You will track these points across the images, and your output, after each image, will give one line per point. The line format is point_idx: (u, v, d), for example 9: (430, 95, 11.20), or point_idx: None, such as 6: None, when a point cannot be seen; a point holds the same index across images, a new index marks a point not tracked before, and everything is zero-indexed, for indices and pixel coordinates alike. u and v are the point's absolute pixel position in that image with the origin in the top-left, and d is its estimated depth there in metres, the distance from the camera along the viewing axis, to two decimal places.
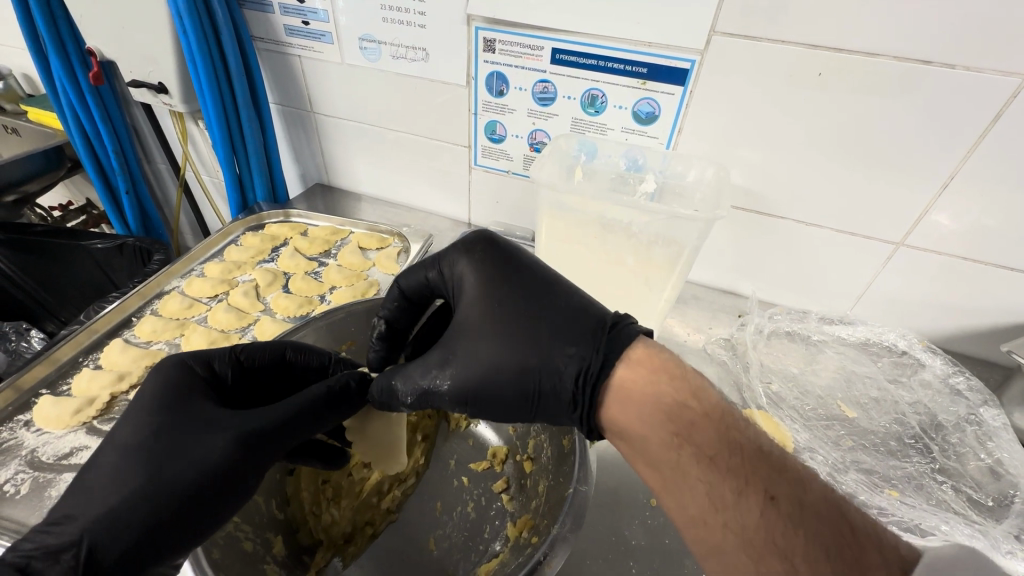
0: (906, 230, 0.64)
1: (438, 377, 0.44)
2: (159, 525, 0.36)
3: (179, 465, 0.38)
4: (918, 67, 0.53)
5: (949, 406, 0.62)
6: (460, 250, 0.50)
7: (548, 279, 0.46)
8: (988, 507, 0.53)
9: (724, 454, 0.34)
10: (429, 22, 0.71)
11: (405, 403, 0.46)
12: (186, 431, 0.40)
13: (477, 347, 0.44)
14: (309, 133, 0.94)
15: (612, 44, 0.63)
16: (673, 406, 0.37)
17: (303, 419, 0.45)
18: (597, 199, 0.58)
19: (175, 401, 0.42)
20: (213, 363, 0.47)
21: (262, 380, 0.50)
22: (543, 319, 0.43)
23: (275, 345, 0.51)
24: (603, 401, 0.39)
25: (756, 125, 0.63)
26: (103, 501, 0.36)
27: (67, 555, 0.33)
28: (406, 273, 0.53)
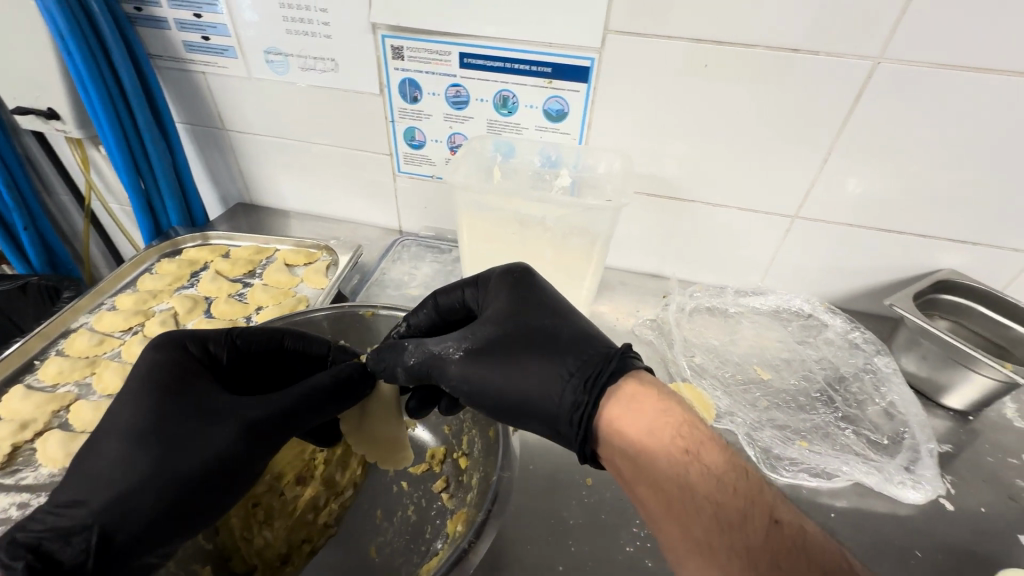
0: (798, 203, 0.70)
1: (452, 345, 0.48)
2: (165, 509, 0.38)
3: (194, 448, 0.40)
4: (788, 55, 0.59)
5: (850, 360, 0.68)
6: (498, 274, 0.54)
7: (564, 307, 0.50)
8: (885, 446, 0.58)
9: (730, 477, 0.38)
10: (336, 33, 0.70)
11: (409, 362, 0.49)
12: (192, 415, 0.42)
13: (495, 342, 0.47)
14: (223, 151, 0.91)
15: (514, 46, 0.65)
16: (681, 424, 0.41)
17: (308, 406, 0.47)
18: (512, 197, 0.60)
19: (177, 386, 0.43)
20: (210, 345, 0.48)
21: (253, 367, 0.51)
22: (560, 333, 0.46)
23: (273, 332, 0.52)
24: (609, 412, 0.42)
25: (657, 117, 0.67)
26: (113, 485, 0.38)
27: (78, 539, 0.35)
28: (445, 291, 0.56)
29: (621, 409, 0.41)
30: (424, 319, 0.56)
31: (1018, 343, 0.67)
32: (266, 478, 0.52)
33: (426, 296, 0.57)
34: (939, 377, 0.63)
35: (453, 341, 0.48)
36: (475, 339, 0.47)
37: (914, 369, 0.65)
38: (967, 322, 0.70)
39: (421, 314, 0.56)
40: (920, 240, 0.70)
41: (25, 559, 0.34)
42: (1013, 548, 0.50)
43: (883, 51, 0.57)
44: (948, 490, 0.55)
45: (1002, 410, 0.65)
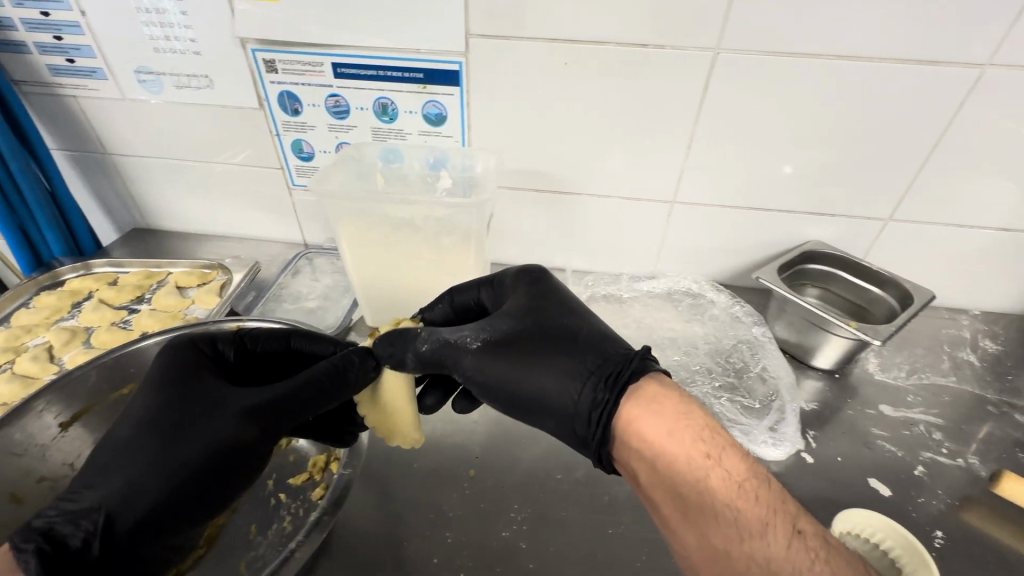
0: (673, 189, 0.74)
1: (471, 334, 0.50)
2: (168, 498, 0.41)
3: (198, 436, 0.44)
4: (638, 50, 0.62)
5: (731, 333, 0.72)
6: (516, 276, 0.56)
7: (580, 309, 0.53)
8: (756, 409, 0.61)
9: (749, 481, 0.41)
10: (204, 49, 0.70)
11: (420, 349, 0.51)
12: (198, 405, 0.45)
13: (514, 334, 0.49)
14: (109, 176, 0.88)
15: (384, 54, 0.67)
16: (702, 429, 0.43)
17: (310, 393, 0.49)
18: (376, 199, 0.58)
19: (185, 380, 0.47)
20: (218, 342, 0.52)
21: (260, 364, 0.55)
22: (579, 334, 0.49)
23: (282, 332, 0.56)
24: (627, 413, 0.45)
25: (529, 114, 0.69)
26: (120, 473, 0.41)
27: (88, 521, 0.38)
28: (461, 289, 0.58)
29: (642, 412, 0.44)
30: (438, 315, 0.58)
31: (876, 303, 0.72)
32: None
33: (442, 294, 0.59)
34: (806, 340, 0.68)
35: (470, 330, 0.50)
36: (495, 330, 0.50)
37: (784, 336, 0.70)
38: (832, 288, 0.75)
39: (436, 310, 0.57)
40: (786, 215, 0.75)
41: (37, 541, 0.37)
42: (863, 491, 0.54)
43: (719, 42, 0.61)
44: (809, 444, 0.59)
45: (866, 365, 0.70)
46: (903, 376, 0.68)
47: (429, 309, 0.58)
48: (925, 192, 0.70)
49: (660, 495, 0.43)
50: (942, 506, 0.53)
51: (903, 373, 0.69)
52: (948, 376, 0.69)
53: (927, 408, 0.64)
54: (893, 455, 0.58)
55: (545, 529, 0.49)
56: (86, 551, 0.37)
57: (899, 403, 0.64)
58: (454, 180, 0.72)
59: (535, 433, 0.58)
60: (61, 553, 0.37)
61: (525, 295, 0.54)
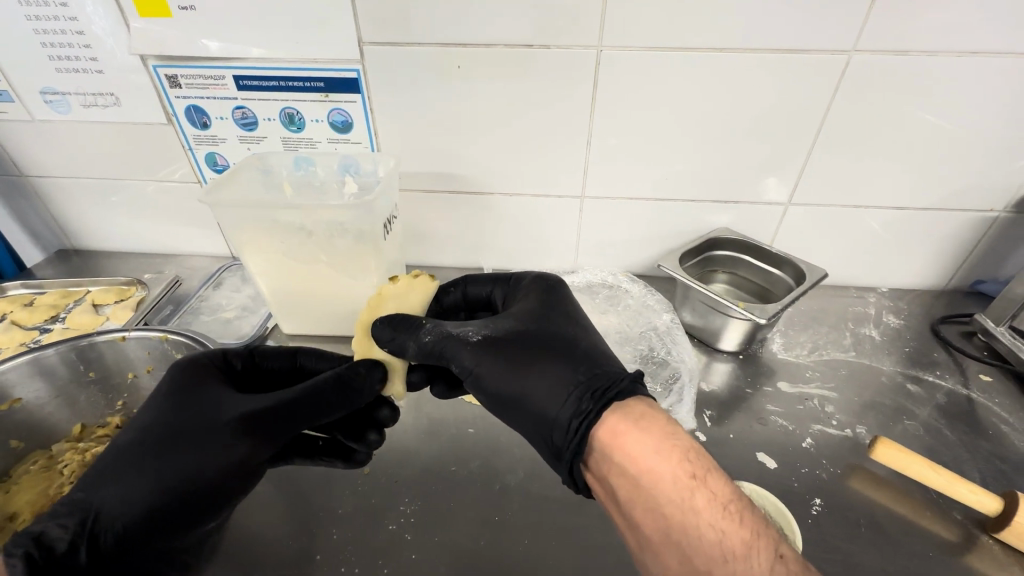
0: (581, 185, 0.76)
1: (472, 329, 0.52)
2: (160, 509, 0.40)
3: (194, 442, 0.44)
4: (527, 51, 0.64)
5: (642, 321, 0.74)
6: (522, 294, 0.59)
7: (580, 329, 0.54)
8: (657, 393, 0.63)
9: (733, 504, 0.40)
10: (106, 68, 0.70)
11: (423, 340, 0.53)
12: (200, 414, 0.46)
13: (510, 340, 0.51)
14: (28, 198, 0.87)
15: (282, 65, 0.68)
16: (689, 450, 0.42)
17: (311, 403, 0.49)
18: (261, 206, 0.58)
19: (193, 391, 0.48)
20: (229, 356, 0.55)
21: (268, 378, 0.57)
22: (575, 349, 0.50)
23: (288, 349, 0.58)
24: (610, 426, 0.44)
25: (430, 117, 0.71)
26: (116, 480, 0.41)
27: (79, 525, 0.38)
28: (475, 282, 0.64)
29: (628, 428, 0.43)
30: (453, 299, 0.64)
31: (776, 283, 0.76)
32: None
33: (461, 278, 0.65)
34: (710, 324, 0.70)
35: (473, 325, 0.52)
36: (496, 330, 0.52)
37: (691, 321, 0.72)
38: (738, 271, 0.79)
39: (452, 295, 0.63)
40: (692, 205, 0.78)
41: (25, 547, 0.36)
42: (751, 464, 0.56)
43: (601, 40, 0.63)
44: (704, 423, 0.61)
45: (771, 345, 0.72)
46: (805, 354, 0.71)
47: (444, 292, 0.64)
48: (817, 177, 0.73)
49: (637, 515, 0.41)
50: (825, 476, 0.55)
51: (805, 351, 0.71)
52: (848, 351, 0.71)
53: (823, 382, 0.66)
54: (784, 429, 0.60)
55: (432, 521, 0.50)
56: (73, 557, 0.36)
57: (797, 379, 0.67)
58: (357, 185, 0.74)
59: (436, 428, 0.59)
60: (48, 559, 0.36)
61: (529, 305, 0.56)
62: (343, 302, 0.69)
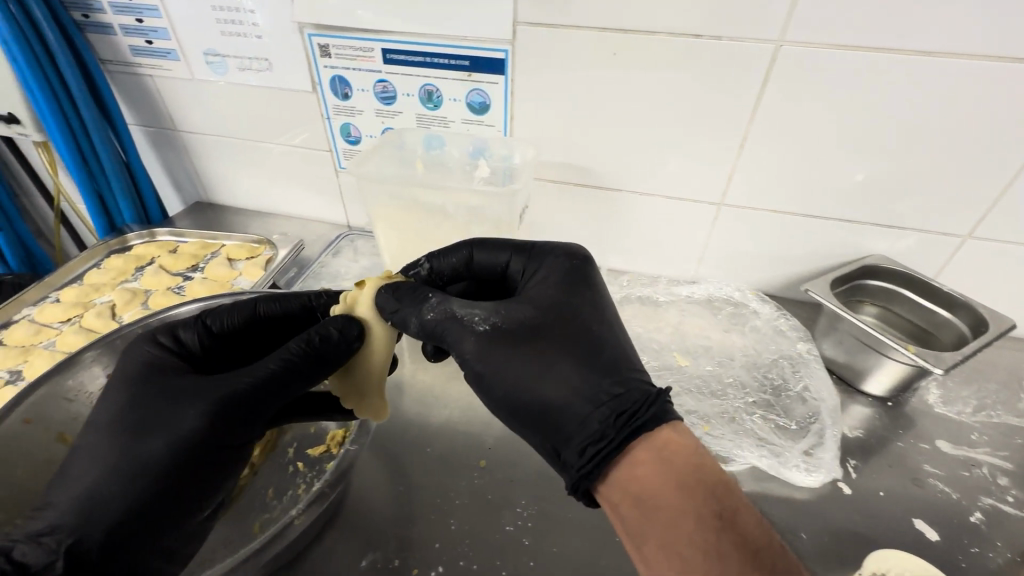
0: (723, 190, 0.70)
1: (479, 319, 0.48)
2: (130, 508, 0.40)
3: (159, 433, 0.42)
4: (693, 41, 0.59)
5: (772, 346, 0.68)
6: (546, 269, 0.54)
7: (602, 326, 0.50)
8: (792, 431, 0.57)
9: (763, 550, 0.38)
10: (265, 33, 0.73)
11: (424, 316, 0.50)
12: (160, 401, 0.44)
13: (523, 334, 0.48)
14: (177, 151, 0.94)
15: (432, 40, 0.67)
16: (715, 486, 0.41)
17: (284, 372, 0.47)
18: (413, 185, 0.61)
19: (146, 377, 0.46)
20: (179, 331, 0.51)
21: (235, 344, 0.55)
22: (600, 353, 0.47)
23: (243, 305, 0.54)
24: (633, 455, 0.42)
25: (570, 104, 0.68)
26: (76, 488, 0.41)
27: (49, 539, 0.38)
28: (489, 247, 0.57)
29: (649, 456, 0.42)
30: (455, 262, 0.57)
31: (941, 327, 0.68)
32: None
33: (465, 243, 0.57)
34: (856, 363, 0.62)
35: (480, 311, 0.48)
36: (507, 320, 0.48)
37: (832, 355, 0.65)
38: (893, 307, 0.71)
39: (450, 259, 0.56)
40: (846, 225, 0.69)
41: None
42: (904, 531, 0.50)
43: (782, 34, 0.56)
44: (848, 474, 0.54)
45: (926, 396, 0.63)
46: (969, 412, 0.62)
47: (444, 257, 0.57)
48: (1014, 210, 0.63)
49: (651, 550, 0.39)
50: (998, 561, 0.48)
51: (969, 410, 0.62)
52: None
53: (993, 450, 0.57)
54: (945, 496, 0.53)
55: (550, 529, 0.48)
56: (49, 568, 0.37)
57: (960, 441, 0.58)
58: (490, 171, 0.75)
59: None
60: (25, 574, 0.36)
61: (553, 288, 0.52)
62: None
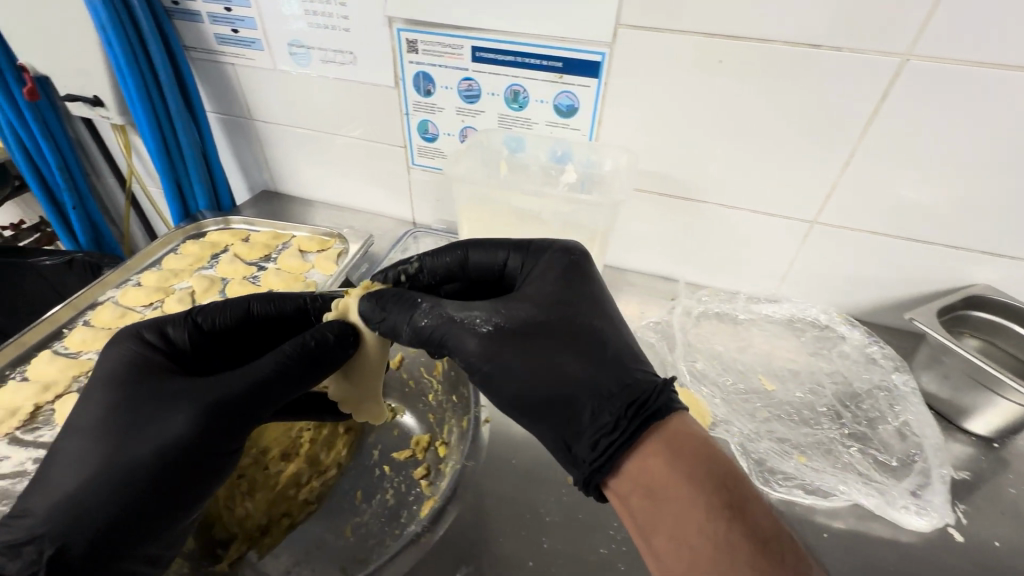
0: (819, 208, 0.67)
1: (479, 318, 0.48)
2: (116, 516, 0.41)
3: (146, 439, 0.43)
4: (809, 51, 0.56)
5: (865, 376, 0.65)
6: (548, 263, 0.53)
7: (603, 323, 0.49)
8: (893, 467, 0.54)
9: (773, 543, 0.36)
10: (354, 26, 0.72)
11: (418, 323, 0.49)
12: (148, 404, 0.45)
13: (523, 329, 0.47)
14: (250, 140, 0.95)
15: (527, 40, 0.65)
16: (727, 477, 0.39)
17: (277, 376, 0.48)
18: (507, 189, 0.60)
19: (135, 378, 0.47)
20: (168, 329, 0.52)
21: (222, 343, 0.55)
22: (603, 349, 0.46)
23: (236, 304, 0.55)
24: (642, 449, 0.41)
25: (665, 111, 0.65)
26: (61, 494, 0.41)
27: (30, 548, 0.39)
28: (482, 247, 0.56)
29: (660, 447, 0.41)
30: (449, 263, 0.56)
31: None
32: (251, 453, 0.56)
33: (457, 244, 0.57)
34: (961, 400, 0.59)
35: (480, 312, 0.48)
36: (507, 316, 0.48)
37: (933, 389, 0.61)
38: (997, 342, 0.67)
39: (444, 260, 0.56)
40: (951, 252, 0.65)
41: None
42: None
43: (912, 47, 0.53)
44: (959, 520, 0.52)
45: None
46: None
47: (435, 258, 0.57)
48: None
49: (661, 543, 0.38)
50: None
51: None
52: None
53: None
54: None
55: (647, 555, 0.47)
56: None
57: None
58: (578, 177, 0.73)
59: None
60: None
61: (552, 284, 0.51)
62: None
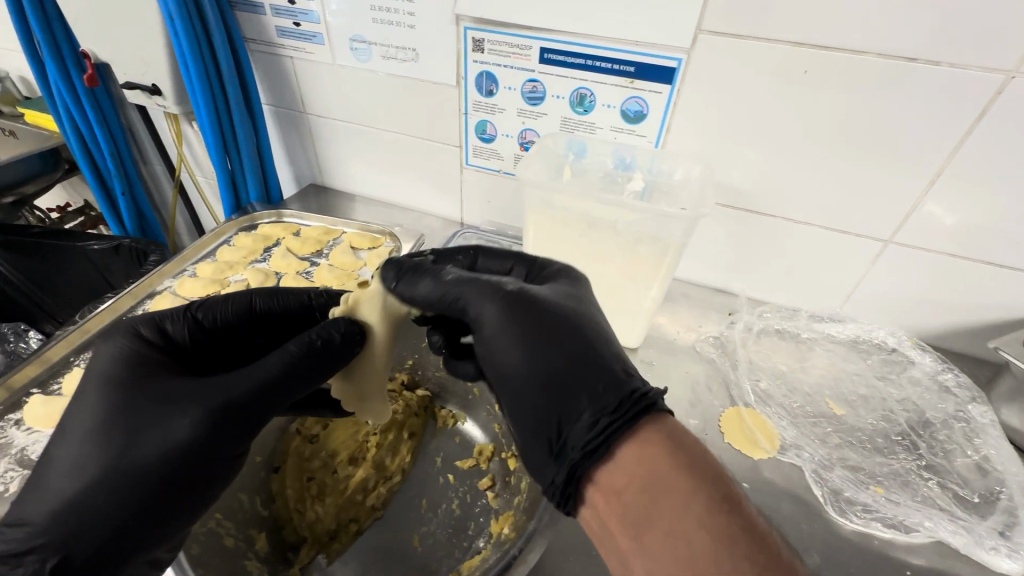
0: (895, 227, 0.64)
1: (506, 279, 0.48)
2: (121, 520, 0.41)
3: (148, 441, 0.42)
4: (903, 64, 0.54)
5: (938, 404, 0.62)
6: (554, 269, 0.53)
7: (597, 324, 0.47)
8: (975, 504, 0.52)
9: (767, 543, 0.33)
10: (419, 23, 0.71)
11: (444, 276, 0.49)
12: (149, 405, 0.43)
13: (525, 307, 0.46)
14: (302, 134, 0.94)
15: (599, 43, 0.64)
16: (718, 478, 0.37)
17: (287, 375, 0.48)
18: (581, 197, 0.57)
19: (134, 376, 0.45)
20: (168, 324, 0.51)
21: (221, 337, 0.55)
22: (593, 348, 0.44)
23: (238, 300, 0.55)
24: (634, 443, 0.38)
25: (739, 121, 0.63)
26: (62, 497, 0.40)
27: (31, 557, 0.39)
28: (489, 254, 0.55)
29: (659, 438, 0.38)
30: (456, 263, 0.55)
31: None
32: (320, 457, 0.63)
33: (468, 246, 0.56)
34: None
35: (512, 279, 0.48)
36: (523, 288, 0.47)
37: (1014, 423, 0.58)
38: None
39: (456, 256, 0.55)
40: None
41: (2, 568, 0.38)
42: None
43: (1020, 64, 0.50)
44: None
45: None
46: None
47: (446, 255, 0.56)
48: None
49: (651, 540, 0.35)
50: None
51: None
52: None
53: None
54: None
55: None
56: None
57: None
58: (644, 185, 0.71)
59: None
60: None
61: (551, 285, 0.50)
62: (615, 311, 0.66)
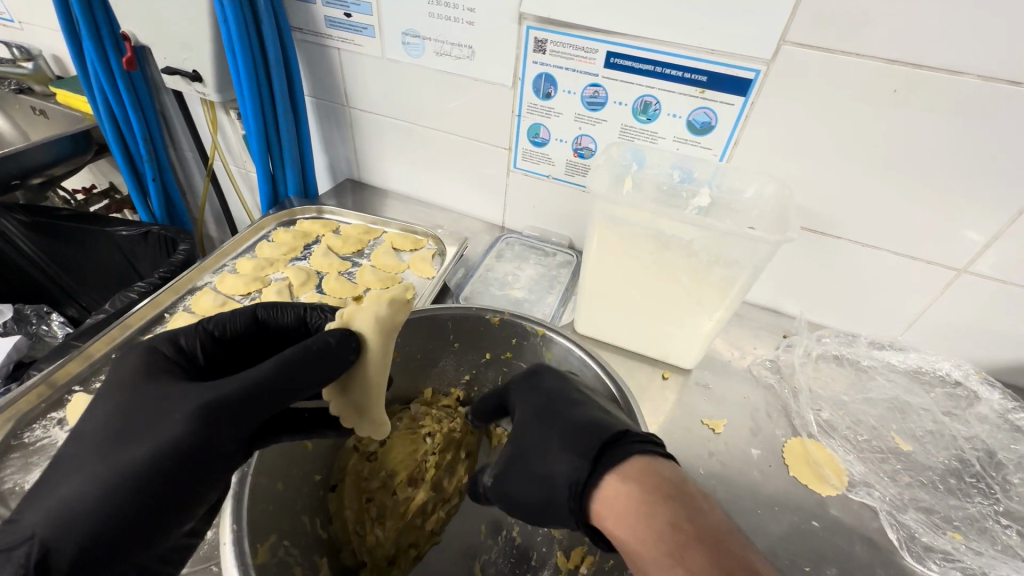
0: (971, 257, 0.61)
1: None
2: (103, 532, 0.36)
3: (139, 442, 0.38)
4: (1007, 88, 0.50)
5: (1012, 446, 0.60)
6: None
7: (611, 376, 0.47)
8: None
9: None
10: (479, 19, 0.68)
11: None
12: (146, 405, 0.40)
13: None
14: (342, 126, 0.92)
15: (671, 50, 0.60)
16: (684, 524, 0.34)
17: (283, 376, 0.45)
18: (652, 212, 0.54)
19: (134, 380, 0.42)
20: (180, 338, 0.48)
21: (230, 352, 0.52)
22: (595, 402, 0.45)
23: (243, 310, 0.53)
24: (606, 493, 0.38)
25: (817, 140, 0.61)
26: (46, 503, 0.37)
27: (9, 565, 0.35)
28: None
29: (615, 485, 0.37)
30: None
31: None
32: (380, 477, 0.62)
33: None
34: None
35: None
36: None
37: None
38: None
39: None
40: None
41: None
42: None
43: None
44: None
45: None
46: None
47: None
48: None
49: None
50: None
51: None
52: None
53: None
54: None
55: None
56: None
57: None
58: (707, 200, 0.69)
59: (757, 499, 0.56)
60: None
61: None
62: (672, 326, 0.63)
